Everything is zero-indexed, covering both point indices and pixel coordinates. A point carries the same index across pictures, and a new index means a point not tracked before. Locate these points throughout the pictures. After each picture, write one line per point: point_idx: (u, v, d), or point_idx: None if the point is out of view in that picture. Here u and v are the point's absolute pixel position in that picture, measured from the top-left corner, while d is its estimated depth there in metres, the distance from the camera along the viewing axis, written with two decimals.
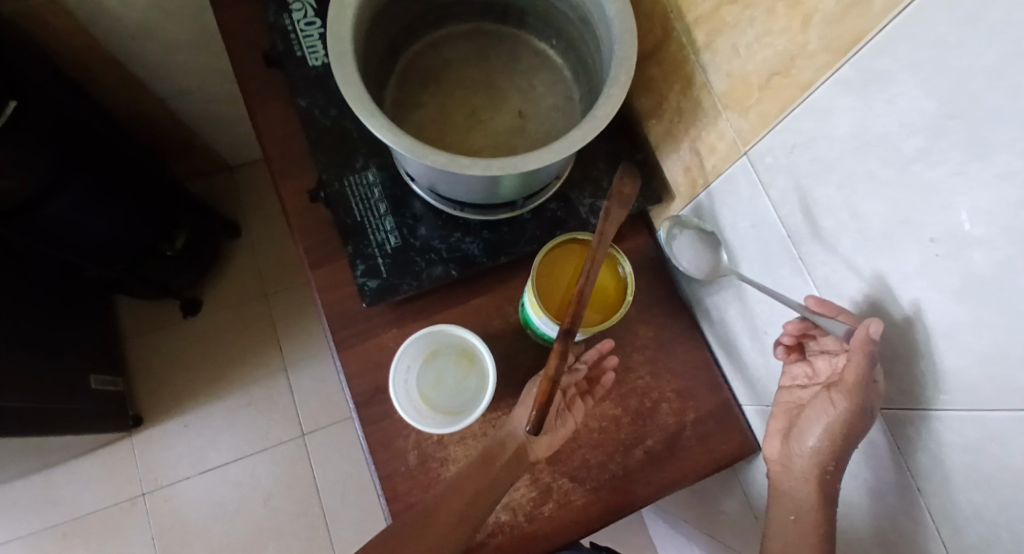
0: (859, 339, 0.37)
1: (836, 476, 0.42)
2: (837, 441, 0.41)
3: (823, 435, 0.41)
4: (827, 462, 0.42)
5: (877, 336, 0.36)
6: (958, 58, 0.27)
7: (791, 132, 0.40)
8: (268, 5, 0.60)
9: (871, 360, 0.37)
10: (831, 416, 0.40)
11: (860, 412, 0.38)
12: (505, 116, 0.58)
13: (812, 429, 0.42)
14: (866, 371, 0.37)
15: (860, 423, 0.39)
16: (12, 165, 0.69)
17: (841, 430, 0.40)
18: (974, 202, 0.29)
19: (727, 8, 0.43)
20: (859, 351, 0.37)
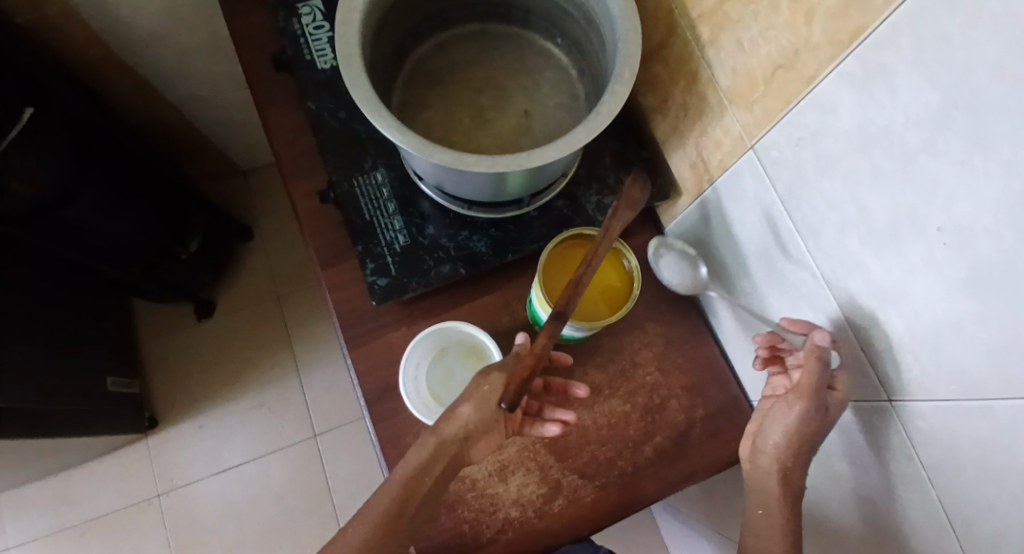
0: (811, 346, 0.42)
1: (797, 470, 0.46)
2: (798, 439, 0.44)
3: (784, 434, 0.45)
4: (787, 458, 0.45)
5: (828, 344, 0.42)
6: (960, 48, 0.27)
7: (795, 126, 0.40)
8: (277, 10, 0.61)
9: (824, 365, 0.42)
10: (792, 417, 0.44)
11: (816, 412, 0.43)
12: (511, 115, 0.58)
13: (774, 429, 0.46)
14: (820, 375, 0.42)
15: (818, 421, 0.43)
16: (29, 170, 0.71)
17: (801, 429, 0.44)
18: (978, 193, 0.29)
19: (731, 3, 0.43)
20: (813, 357, 0.42)
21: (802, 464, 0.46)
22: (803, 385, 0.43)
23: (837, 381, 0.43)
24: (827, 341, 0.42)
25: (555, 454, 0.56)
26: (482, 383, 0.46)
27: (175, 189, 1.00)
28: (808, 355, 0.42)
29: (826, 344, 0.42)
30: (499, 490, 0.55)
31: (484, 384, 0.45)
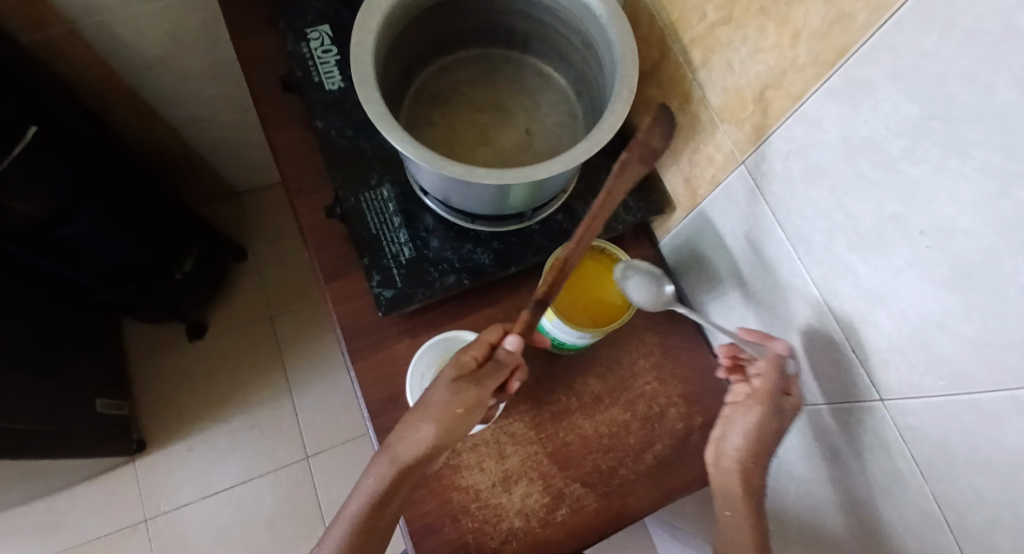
0: (770, 355, 0.48)
1: (756, 471, 0.49)
2: (759, 442, 0.48)
3: (746, 438, 0.49)
4: (749, 459, 0.49)
5: (785, 353, 0.48)
6: (936, 63, 0.30)
7: (784, 140, 0.43)
8: (286, 34, 0.63)
9: (780, 372, 0.48)
10: (752, 421, 0.48)
11: (774, 414, 0.48)
12: (512, 134, 0.61)
13: (737, 435, 0.50)
14: (776, 382, 0.48)
15: (777, 424, 0.48)
16: (32, 188, 0.72)
17: (761, 432, 0.48)
18: (956, 195, 0.32)
19: (722, 28, 0.46)
20: (772, 365, 0.48)
21: (762, 465, 0.49)
22: (761, 389, 0.48)
23: (793, 388, 0.48)
24: (785, 350, 0.48)
25: (557, 463, 0.57)
26: (453, 407, 0.47)
27: (173, 209, 1.00)
28: (767, 363, 0.48)
29: (784, 354, 0.48)
30: (502, 500, 0.55)
31: (457, 409, 0.47)
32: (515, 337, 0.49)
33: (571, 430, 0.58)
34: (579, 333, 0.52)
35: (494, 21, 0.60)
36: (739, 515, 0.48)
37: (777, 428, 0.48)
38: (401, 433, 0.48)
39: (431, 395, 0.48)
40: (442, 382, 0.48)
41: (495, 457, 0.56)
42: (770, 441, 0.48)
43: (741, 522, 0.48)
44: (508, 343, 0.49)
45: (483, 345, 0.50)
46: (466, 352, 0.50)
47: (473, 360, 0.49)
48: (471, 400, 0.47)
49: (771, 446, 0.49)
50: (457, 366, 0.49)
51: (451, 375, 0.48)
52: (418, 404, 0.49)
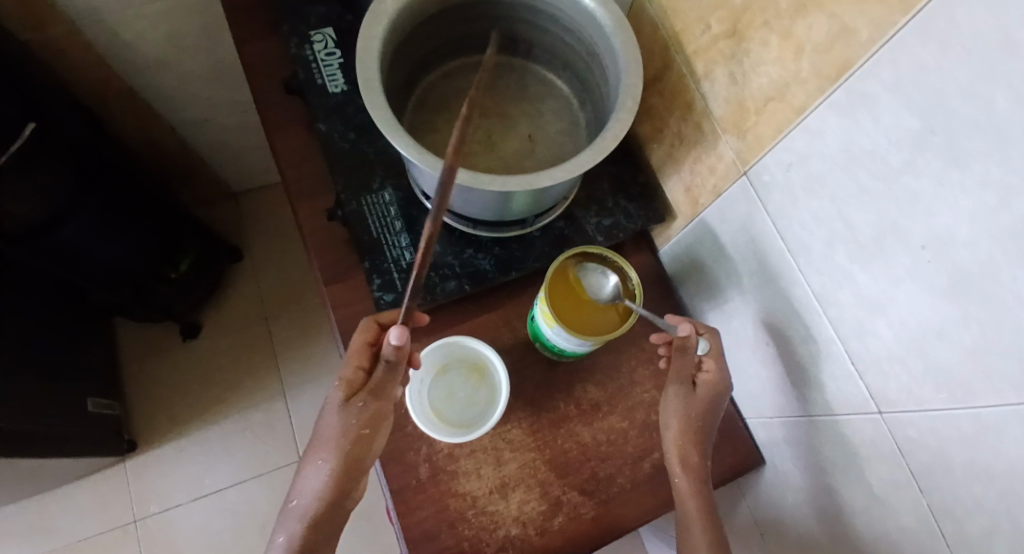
0: (675, 338, 0.52)
1: (690, 449, 0.50)
2: (686, 419, 0.51)
3: (675, 418, 0.51)
4: (681, 438, 0.50)
5: (690, 334, 0.51)
6: (937, 78, 0.30)
7: (786, 151, 0.43)
8: (290, 37, 0.63)
9: (686, 352, 0.52)
10: (671, 400, 0.52)
11: (687, 390, 0.51)
12: (515, 140, 0.62)
13: (666, 415, 0.52)
14: (684, 361, 0.52)
15: (691, 398, 0.51)
16: (28, 186, 0.71)
17: (682, 408, 0.51)
18: (956, 207, 0.32)
19: (725, 40, 0.47)
20: (676, 346, 0.52)
21: (694, 442, 0.50)
22: (673, 370, 0.52)
23: (705, 364, 0.53)
24: (688, 331, 0.51)
25: (555, 470, 0.57)
26: (354, 428, 0.48)
27: (169, 209, 1.00)
28: (674, 346, 0.52)
29: (689, 334, 0.51)
30: (500, 507, 0.55)
31: (360, 429, 0.48)
32: (399, 330, 0.44)
33: (570, 437, 0.58)
34: (580, 340, 0.52)
35: (499, 29, 0.60)
36: (682, 494, 0.49)
37: (695, 402, 0.51)
38: (310, 476, 0.49)
39: (326, 425, 0.49)
40: (332, 410, 0.49)
41: (493, 464, 0.56)
42: (690, 414, 0.51)
43: (685, 503, 0.49)
44: (392, 337, 0.44)
45: (363, 352, 0.50)
46: (344, 368, 0.50)
47: (358, 369, 0.50)
48: (372, 414, 0.49)
49: (698, 420, 0.51)
50: (343, 385, 0.49)
51: (340, 398, 0.49)
52: (316, 439, 0.49)
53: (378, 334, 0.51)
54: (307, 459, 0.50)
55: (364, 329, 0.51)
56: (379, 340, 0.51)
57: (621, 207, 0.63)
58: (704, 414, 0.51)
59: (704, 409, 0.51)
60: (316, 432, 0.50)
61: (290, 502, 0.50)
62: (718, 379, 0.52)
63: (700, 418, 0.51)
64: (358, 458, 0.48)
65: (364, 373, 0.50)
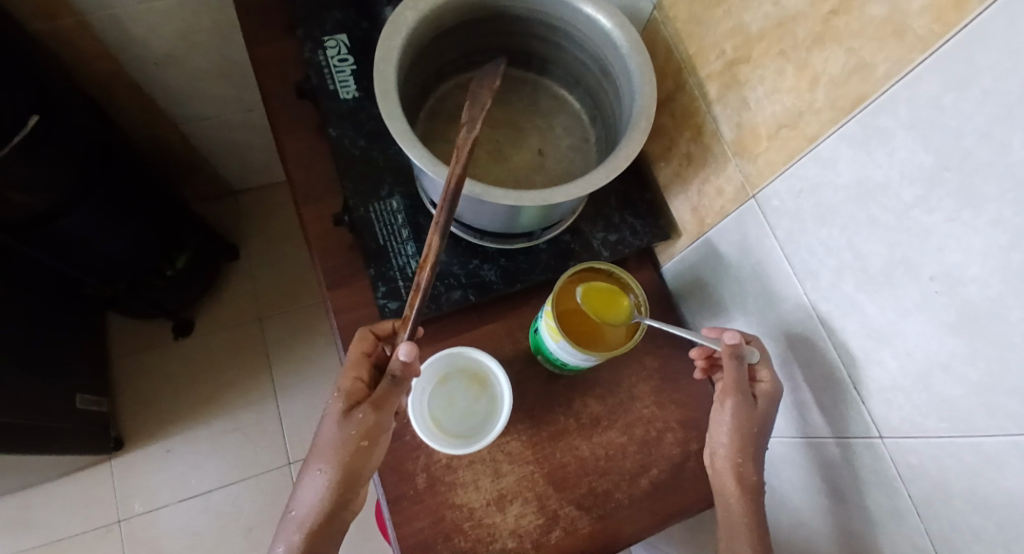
0: (724, 346, 0.49)
1: (748, 466, 0.49)
2: (743, 434, 0.49)
3: (731, 430, 0.50)
4: (737, 454, 0.50)
5: (741, 341, 0.48)
6: (953, 119, 0.31)
7: (797, 178, 0.44)
8: (304, 41, 0.64)
9: (740, 360, 0.49)
10: (729, 413, 0.50)
11: (746, 403, 0.49)
12: (525, 154, 0.62)
13: (720, 427, 0.51)
14: (739, 371, 0.48)
15: (751, 411, 0.49)
16: (31, 178, 0.71)
17: (741, 421, 0.49)
18: (967, 245, 0.33)
19: (740, 67, 0.48)
20: (729, 355, 0.49)
21: (753, 458, 0.50)
22: (728, 383, 0.49)
23: (759, 373, 0.50)
24: (738, 339, 0.48)
25: (553, 484, 0.57)
26: (352, 440, 0.47)
27: (170, 205, 0.99)
28: (726, 355, 0.49)
29: (739, 342, 0.48)
30: (496, 519, 0.55)
31: (359, 440, 0.47)
32: (408, 345, 0.44)
33: (569, 451, 0.58)
34: (585, 355, 0.52)
35: (514, 44, 0.61)
36: (735, 511, 0.49)
37: (754, 415, 0.50)
38: (308, 486, 0.49)
39: (325, 434, 0.48)
40: (332, 419, 0.49)
41: (491, 475, 0.56)
42: (750, 431, 0.49)
43: (737, 520, 0.49)
44: (401, 353, 0.45)
45: (360, 364, 0.50)
46: (343, 379, 0.50)
47: (356, 381, 0.50)
48: (370, 427, 0.48)
49: (756, 435, 0.50)
50: (343, 396, 0.49)
51: (340, 408, 0.49)
52: (315, 448, 0.49)
53: (374, 345, 0.51)
54: (305, 469, 0.50)
55: (360, 341, 0.51)
56: (376, 352, 0.52)
57: (628, 224, 0.63)
58: (763, 427, 0.50)
59: (762, 421, 0.50)
60: (315, 441, 0.50)
61: (289, 511, 0.50)
62: (775, 389, 0.49)
63: (758, 432, 0.49)
64: (356, 470, 0.48)
65: (363, 384, 0.50)
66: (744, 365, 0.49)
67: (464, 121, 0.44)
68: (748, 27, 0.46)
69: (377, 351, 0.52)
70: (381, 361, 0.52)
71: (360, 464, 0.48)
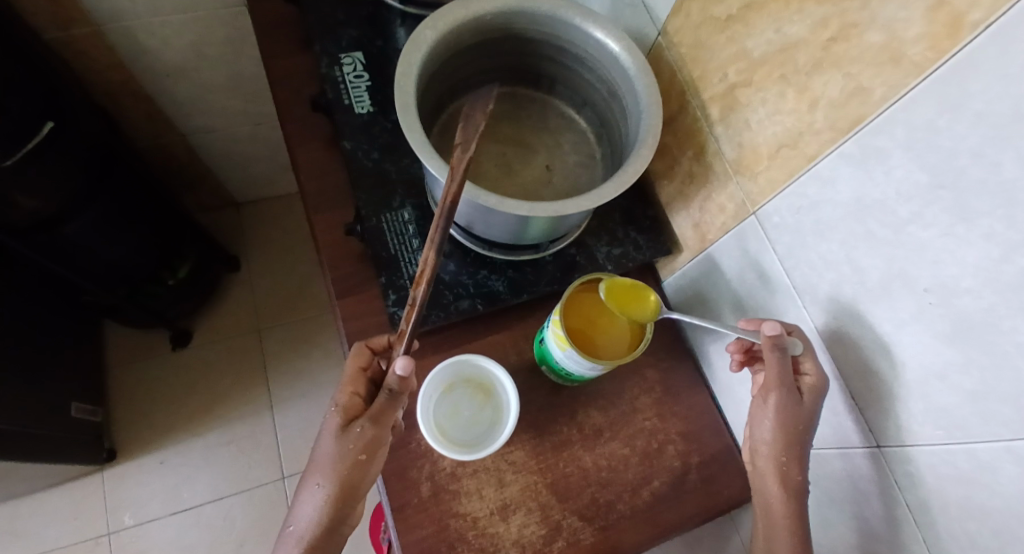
0: (764, 338, 0.46)
1: (792, 465, 0.47)
2: (788, 432, 0.47)
3: (774, 426, 0.47)
4: (781, 453, 0.47)
5: (781, 332, 0.46)
6: (948, 139, 0.33)
7: (796, 196, 0.46)
8: (320, 57, 0.66)
9: (782, 352, 0.46)
10: (772, 409, 0.47)
11: (791, 400, 0.46)
12: (534, 169, 0.64)
13: (763, 421, 0.48)
14: (783, 363, 0.46)
15: (798, 408, 0.46)
16: (40, 183, 0.72)
17: (786, 418, 0.46)
18: (961, 257, 0.35)
19: (742, 90, 0.50)
20: (770, 347, 0.46)
21: (797, 458, 0.47)
22: (772, 376, 0.46)
23: (803, 366, 0.47)
24: (779, 330, 0.46)
25: (557, 495, 0.57)
26: (350, 454, 0.47)
27: (174, 214, 1.00)
28: (766, 346, 0.46)
29: (780, 333, 0.46)
30: (500, 529, 0.55)
31: (357, 455, 0.48)
32: (405, 360, 0.45)
33: (571, 462, 0.59)
34: (592, 364, 0.53)
35: (527, 64, 0.64)
36: (775, 512, 0.47)
37: (801, 411, 0.46)
38: (306, 501, 0.49)
39: (323, 449, 0.49)
40: (331, 433, 0.49)
41: (494, 485, 0.57)
42: (796, 434, 0.47)
43: (776, 520, 0.47)
44: (397, 368, 0.45)
45: (357, 379, 0.51)
46: (341, 393, 0.50)
47: (353, 395, 0.50)
48: (369, 441, 0.48)
49: (803, 432, 0.47)
50: (341, 411, 0.50)
51: (339, 423, 0.49)
52: (313, 463, 0.49)
53: (371, 360, 0.53)
54: (303, 484, 0.50)
55: (357, 356, 0.52)
56: (372, 366, 0.53)
57: (631, 238, 0.65)
58: (811, 424, 0.47)
59: (810, 418, 0.46)
60: (313, 455, 0.50)
61: (287, 526, 0.50)
62: (821, 382, 0.46)
63: (804, 429, 0.46)
64: (356, 484, 0.48)
65: (361, 398, 0.51)
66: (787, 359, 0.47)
67: (459, 142, 0.46)
68: (751, 52, 0.48)
69: (373, 365, 0.53)
70: (377, 376, 0.53)
71: (358, 482, 0.48)
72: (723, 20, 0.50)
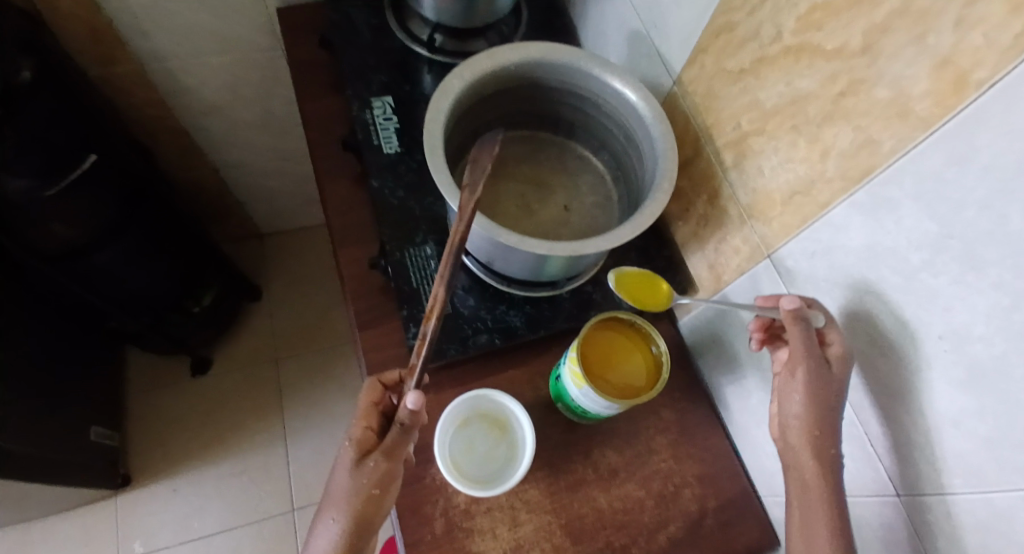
0: (784, 312, 0.46)
1: (825, 439, 0.45)
2: (818, 405, 0.45)
3: (804, 399, 0.45)
4: (811, 430, 0.45)
5: (801, 305, 0.46)
6: (956, 190, 0.35)
7: (811, 241, 0.48)
8: (352, 101, 0.70)
9: (805, 325, 0.45)
10: (800, 383, 0.45)
11: (819, 370, 0.44)
12: (552, 209, 0.67)
13: (793, 396, 0.46)
14: (807, 335, 0.45)
15: (827, 379, 0.44)
16: (75, 213, 0.75)
17: (816, 391, 0.45)
18: (972, 305, 0.35)
19: (755, 138, 0.52)
20: (791, 320, 0.46)
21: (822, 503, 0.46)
22: (797, 350, 0.45)
23: (828, 336, 0.46)
24: (798, 303, 0.46)
25: (570, 537, 0.57)
26: (364, 488, 0.48)
27: (202, 244, 1.04)
28: (787, 321, 0.46)
29: (799, 305, 0.46)
30: None
31: (371, 489, 0.48)
32: (415, 395, 0.45)
33: (586, 503, 0.59)
34: (607, 402, 0.53)
35: (547, 110, 0.67)
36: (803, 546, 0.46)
37: (830, 383, 0.45)
38: (322, 535, 0.49)
39: (337, 483, 0.49)
40: (344, 468, 0.49)
41: (508, 524, 0.56)
42: (830, 468, 0.45)
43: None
44: (408, 402, 0.46)
45: (370, 413, 0.52)
46: (354, 428, 0.51)
47: (367, 429, 0.51)
48: (382, 475, 0.48)
49: (834, 405, 0.45)
50: (354, 445, 0.50)
51: (353, 457, 0.49)
52: (328, 496, 0.50)
53: (382, 395, 0.53)
54: (319, 517, 0.50)
55: (369, 391, 0.53)
56: (384, 401, 0.53)
57: None
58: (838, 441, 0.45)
59: (838, 390, 0.45)
60: (328, 488, 0.50)
61: None
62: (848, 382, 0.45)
63: (834, 400, 0.45)
64: (369, 516, 0.48)
65: (373, 432, 0.51)
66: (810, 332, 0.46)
67: (467, 183, 0.47)
68: (763, 103, 0.50)
69: (385, 400, 0.54)
70: (389, 411, 0.54)
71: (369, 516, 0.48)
72: (736, 72, 0.53)
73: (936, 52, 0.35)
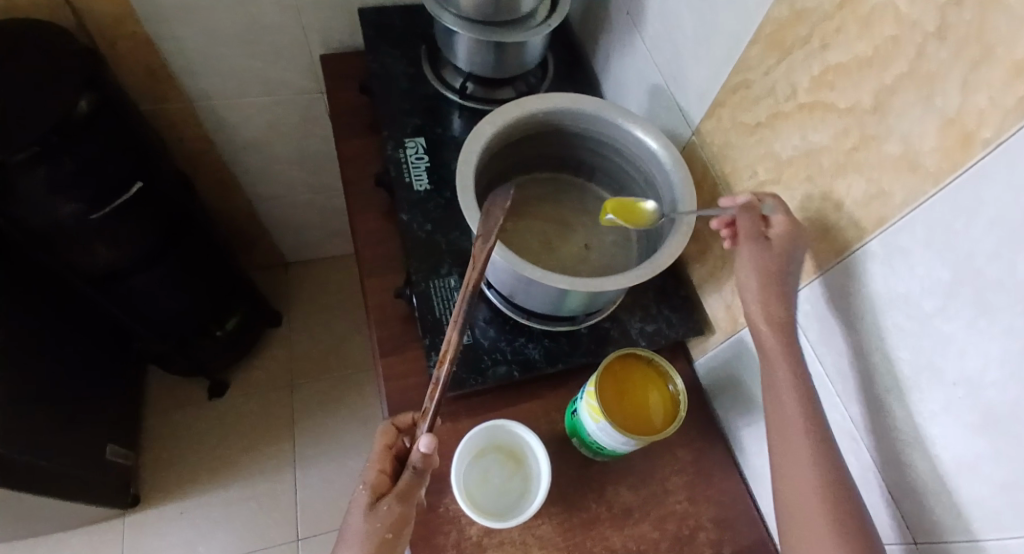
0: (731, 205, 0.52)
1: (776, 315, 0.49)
2: (767, 283, 0.49)
3: (755, 282, 0.50)
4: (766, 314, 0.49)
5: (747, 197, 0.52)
6: (965, 241, 0.37)
7: (826, 285, 0.49)
8: (387, 141, 0.74)
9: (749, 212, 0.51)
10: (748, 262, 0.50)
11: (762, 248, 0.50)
12: (572, 247, 0.69)
13: (748, 276, 0.50)
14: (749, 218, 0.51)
15: (770, 256, 0.49)
16: (117, 235, 0.79)
17: (760, 268, 0.49)
18: (984, 351, 0.37)
19: (770, 186, 0.55)
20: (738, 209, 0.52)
21: None
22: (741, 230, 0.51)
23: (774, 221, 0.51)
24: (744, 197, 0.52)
25: None
26: (378, 532, 0.47)
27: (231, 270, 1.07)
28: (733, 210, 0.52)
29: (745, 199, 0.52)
30: None
31: (385, 533, 0.47)
32: (429, 437, 0.46)
33: (600, 541, 0.58)
34: (625, 437, 0.54)
35: (570, 154, 0.70)
36: None
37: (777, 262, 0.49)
38: None
39: (349, 528, 0.48)
40: (358, 512, 0.49)
41: None
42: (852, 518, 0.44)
43: None
44: (422, 445, 0.47)
45: (383, 456, 0.52)
46: (368, 471, 0.51)
47: (380, 473, 0.51)
48: (396, 518, 0.48)
49: (782, 281, 0.49)
50: (368, 488, 0.50)
51: (366, 500, 0.49)
52: (339, 542, 0.48)
53: (395, 438, 0.54)
54: None
55: (382, 434, 0.54)
56: (397, 444, 0.54)
57: (664, 316, 0.68)
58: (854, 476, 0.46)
59: (785, 270, 0.49)
60: (340, 534, 0.49)
61: None
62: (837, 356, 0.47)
63: (782, 278, 0.49)
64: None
65: (387, 476, 0.51)
66: (758, 216, 0.51)
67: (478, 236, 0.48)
68: (778, 154, 0.53)
69: (398, 443, 0.54)
70: (402, 454, 0.54)
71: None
72: (752, 124, 0.56)
73: (943, 111, 0.37)
